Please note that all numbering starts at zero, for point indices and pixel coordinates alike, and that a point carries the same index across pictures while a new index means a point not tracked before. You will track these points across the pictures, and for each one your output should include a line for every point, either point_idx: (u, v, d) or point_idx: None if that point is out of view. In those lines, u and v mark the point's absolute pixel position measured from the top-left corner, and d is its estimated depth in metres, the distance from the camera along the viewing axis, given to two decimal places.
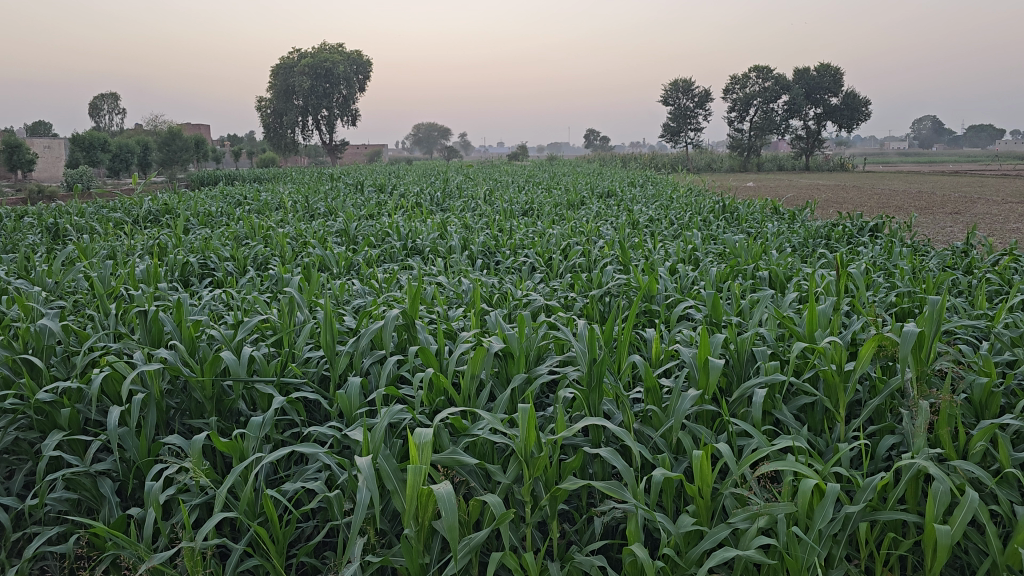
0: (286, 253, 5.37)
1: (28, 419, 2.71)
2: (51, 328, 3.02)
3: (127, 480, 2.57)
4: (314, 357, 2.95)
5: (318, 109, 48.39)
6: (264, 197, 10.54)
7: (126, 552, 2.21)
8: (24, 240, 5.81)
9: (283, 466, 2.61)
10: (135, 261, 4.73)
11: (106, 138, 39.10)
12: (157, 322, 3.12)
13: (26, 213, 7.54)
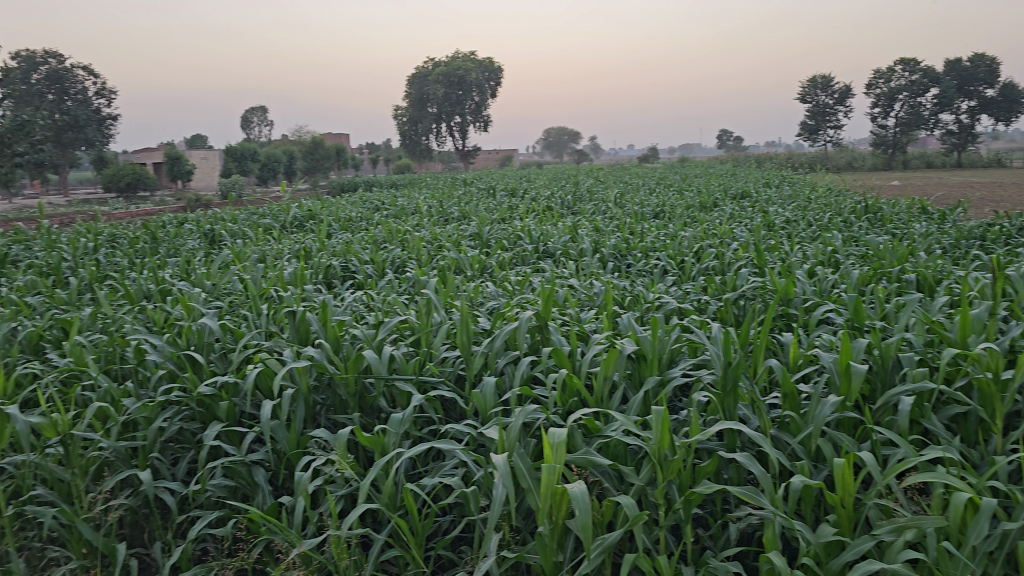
0: (422, 256, 5.54)
1: (191, 411, 2.93)
2: (211, 327, 3.27)
3: (278, 470, 2.72)
4: (449, 357, 3.05)
5: (452, 116, 49.35)
6: (400, 203, 10.87)
7: (280, 537, 2.35)
8: (184, 244, 6.25)
9: (422, 462, 2.71)
10: (284, 265, 4.99)
11: (256, 149, 41.26)
12: (304, 321, 3.31)
13: (185, 220, 8.09)
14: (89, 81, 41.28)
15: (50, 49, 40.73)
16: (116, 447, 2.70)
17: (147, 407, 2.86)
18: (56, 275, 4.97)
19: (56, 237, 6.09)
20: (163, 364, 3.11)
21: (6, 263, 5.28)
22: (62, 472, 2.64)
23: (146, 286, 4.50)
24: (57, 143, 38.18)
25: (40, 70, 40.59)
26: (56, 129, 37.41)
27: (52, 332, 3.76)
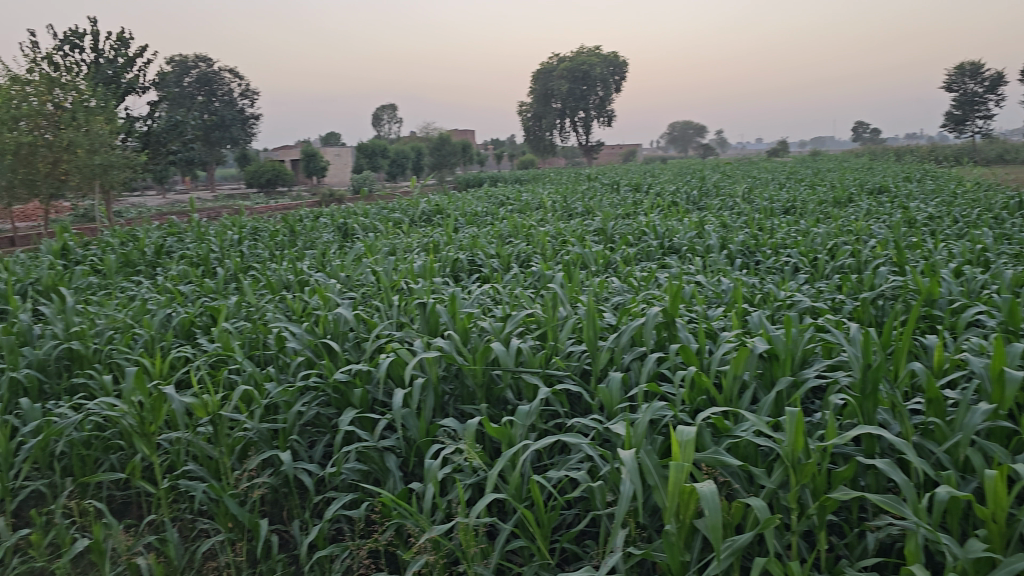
0: (547, 251, 5.57)
1: (327, 397, 3.05)
2: (346, 317, 3.41)
3: (408, 457, 2.80)
4: (575, 351, 3.06)
5: (576, 111, 49.27)
6: (525, 198, 10.96)
7: (410, 522, 2.42)
8: (320, 238, 6.53)
9: (547, 455, 2.73)
10: (414, 258, 5.13)
11: (386, 146, 42.52)
12: (434, 313, 3.40)
13: (320, 214, 8.44)
14: (234, 83, 43.69)
15: (200, 53, 43.36)
16: (259, 428, 2.85)
17: (287, 392, 3.00)
18: (206, 265, 5.29)
19: (205, 229, 6.48)
20: (301, 351, 3.26)
21: (162, 254, 5.67)
22: (211, 450, 2.81)
23: (286, 276, 4.73)
24: (205, 142, 40.62)
25: (191, 74, 43.23)
26: (204, 128, 39.79)
27: (202, 319, 4.01)
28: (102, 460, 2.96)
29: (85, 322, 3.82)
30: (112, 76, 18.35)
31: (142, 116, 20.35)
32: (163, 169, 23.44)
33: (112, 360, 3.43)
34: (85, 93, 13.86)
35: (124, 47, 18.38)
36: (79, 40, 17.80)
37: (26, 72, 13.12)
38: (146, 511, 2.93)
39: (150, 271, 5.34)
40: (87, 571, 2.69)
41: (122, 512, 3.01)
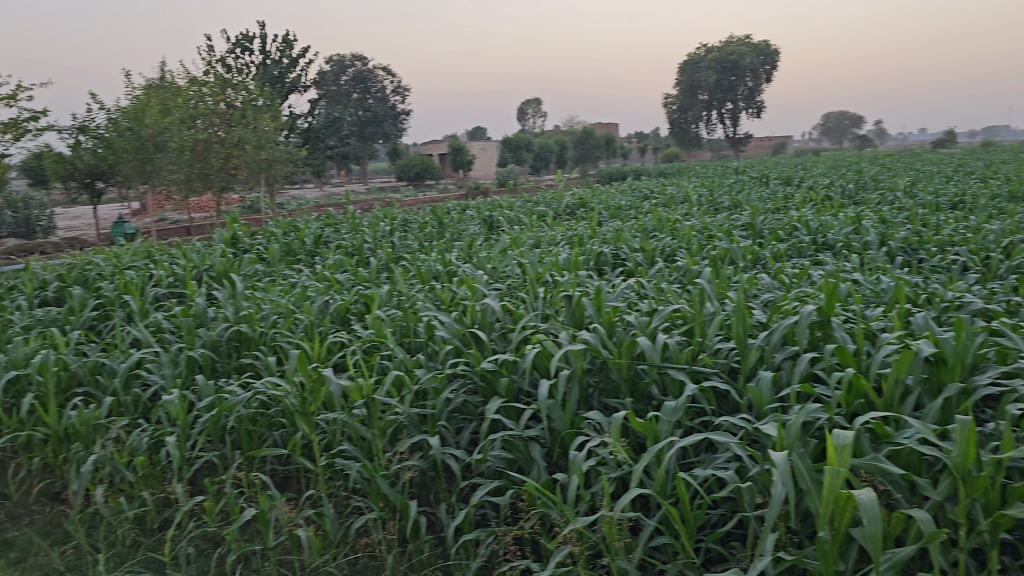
0: (693, 245, 5.46)
1: (474, 385, 3.12)
2: (493, 307, 3.47)
3: (553, 447, 2.83)
4: (724, 348, 2.99)
5: (723, 103, 47.88)
6: (669, 191, 10.77)
7: (554, 512, 2.44)
8: (467, 230, 6.69)
9: (693, 453, 2.68)
10: (559, 251, 5.16)
11: (530, 140, 42.89)
12: (579, 306, 3.41)
13: (467, 206, 8.65)
14: (386, 80, 45.37)
15: (356, 53, 45.28)
16: (410, 413, 2.95)
17: (436, 378, 3.09)
18: (360, 255, 5.54)
19: (359, 221, 6.78)
20: (450, 340, 3.35)
21: (320, 244, 5.98)
22: (365, 432, 2.94)
23: (435, 267, 4.87)
24: (358, 137, 42.41)
25: (348, 73, 45.22)
26: (359, 124, 41.53)
27: (357, 306, 4.20)
28: (266, 436, 3.16)
29: (253, 307, 4.09)
30: (278, 76, 19.47)
31: (303, 114, 21.48)
32: (320, 163, 24.68)
33: (276, 342, 3.64)
34: (254, 93, 14.79)
35: (288, 49, 19.44)
36: (249, 42, 18.98)
37: (203, 75, 14.15)
38: (305, 486, 3.11)
39: (310, 260, 5.65)
40: (252, 538, 2.89)
41: (283, 485, 3.20)
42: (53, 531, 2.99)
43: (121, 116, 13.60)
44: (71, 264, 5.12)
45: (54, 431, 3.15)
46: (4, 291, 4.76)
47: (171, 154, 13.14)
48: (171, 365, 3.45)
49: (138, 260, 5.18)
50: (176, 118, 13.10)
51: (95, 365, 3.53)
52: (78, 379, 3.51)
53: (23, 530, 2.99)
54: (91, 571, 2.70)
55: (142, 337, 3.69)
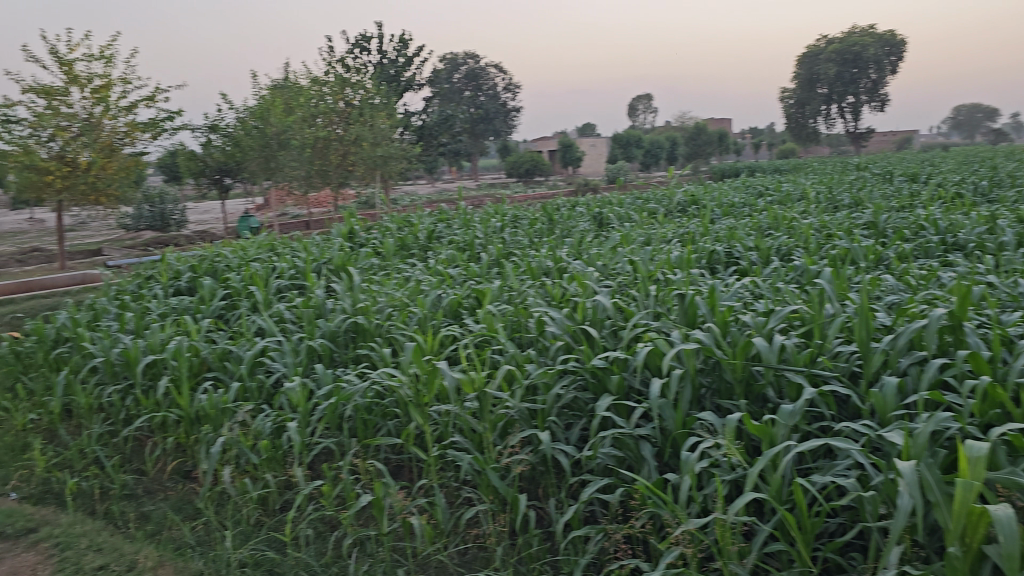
0: (811, 245, 5.27)
1: (584, 381, 3.11)
2: (604, 304, 3.46)
3: (664, 447, 2.79)
4: (844, 351, 2.88)
5: (844, 96, 45.85)
6: (786, 189, 10.43)
7: (666, 513, 2.42)
8: (577, 226, 6.67)
9: (811, 458, 2.60)
10: (670, 249, 5.08)
11: (640, 136, 42.37)
12: (693, 305, 3.36)
13: (578, 203, 8.63)
14: (498, 77, 45.79)
15: (469, 51, 45.87)
16: (520, 407, 2.97)
17: (546, 373, 3.11)
18: (471, 250, 5.63)
19: (471, 216, 6.88)
20: (560, 336, 3.36)
21: (433, 239, 6.09)
22: (477, 425, 2.99)
23: (545, 263, 4.88)
24: (470, 134, 42.98)
25: (461, 71, 45.83)
26: (470, 121, 42.08)
27: (469, 300, 4.27)
28: (381, 425, 3.25)
29: (369, 299, 4.21)
30: (394, 74, 19.96)
31: (417, 112, 21.89)
32: (433, 160, 25.14)
33: (391, 334, 3.75)
34: (371, 92, 15.22)
35: (404, 48, 19.88)
36: (367, 43, 19.51)
37: (324, 74, 14.64)
38: (417, 475, 3.19)
39: (423, 254, 5.77)
40: (367, 523, 2.99)
41: (396, 473, 3.30)
42: (185, 507, 3.18)
43: (248, 114, 14.03)
44: (203, 256, 5.40)
45: (187, 413, 3.34)
46: (142, 281, 5.08)
47: (293, 151, 13.66)
48: (292, 354, 3.60)
49: (262, 253, 5.42)
50: (298, 116, 13.64)
51: (224, 352, 3.72)
52: (207, 365, 3.71)
53: (158, 505, 3.20)
54: (220, 546, 2.86)
55: (266, 326, 3.86)
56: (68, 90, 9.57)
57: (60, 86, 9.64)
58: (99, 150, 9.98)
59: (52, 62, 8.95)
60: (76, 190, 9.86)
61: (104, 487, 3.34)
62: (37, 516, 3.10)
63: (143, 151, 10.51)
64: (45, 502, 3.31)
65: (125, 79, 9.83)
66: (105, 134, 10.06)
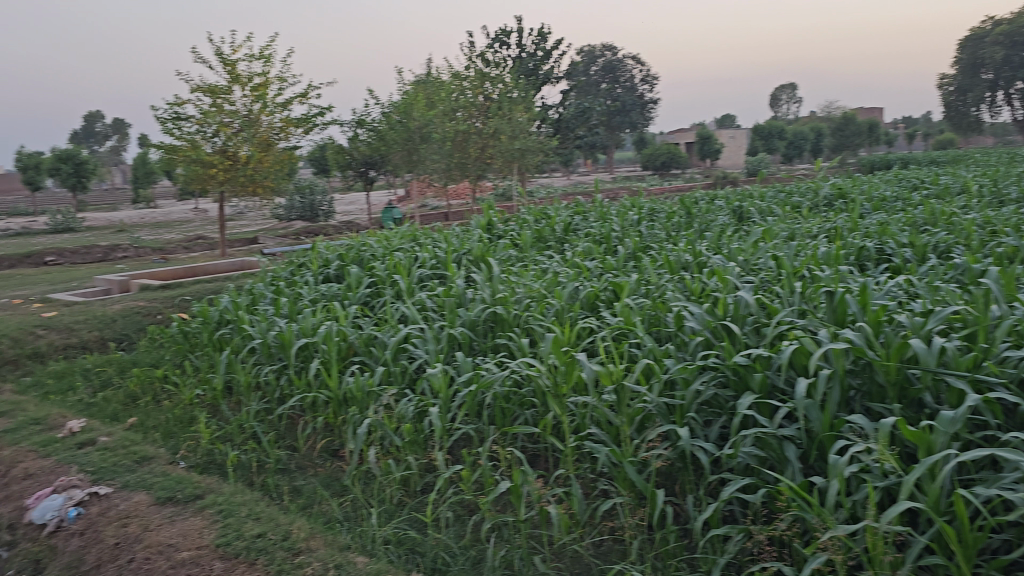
0: (974, 242, 4.94)
1: (725, 378, 3.03)
2: (748, 301, 3.37)
3: (810, 449, 2.69)
4: (1012, 357, 2.68)
5: (1012, 82, 42.48)
6: (945, 181, 9.80)
7: (812, 517, 2.34)
8: (716, 220, 6.52)
9: (972, 469, 2.44)
10: (817, 245, 4.88)
11: (783, 126, 40.81)
12: (842, 304, 3.24)
13: (716, 196, 8.45)
14: (635, 69, 45.31)
15: (607, 43, 45.58)
16: (658, 402, 2.93)
17: (685, 369, 3.05)
18: (608, 243, 5.62)
19: (607, 210, 6.85)
20: (700, 332, 3.30)
21: (570, 231, 6.11)
22: (614, 418, 2.99)
23: (684, 257, 4.81)
24: (606, 127, 42.75)
25: (598, 63, 45.57)
26: (606, 114, 41.81)
27: (606, 293, 4.27)
28: (518, 414, 3.31)
29: (507, 290, 4.28)
30: (533, 68, 20.14)
31: (554, 105, 21.99)
32: (568, 153, 25.17)
33: (529, 325, 3.80)
34: (509, 86, 15.43)
35: (543, 42, 20.01)
36: (507, 37, 19.75)
37: (465, 69, 14.95)
38: (553, 465, 3.23)
39: (559, 246, 5.81)
40: (504, 510, 3.05)
41: (532, 462, 3.36)
42: (333, 483, 3.36)
43: (393, 109, 14.53)
44: (350, 245, 5.65)
45: (335, 395, 3.52)
46: (295, 268, 5.37)
47: (434, 144, 14.01)
48: (434, 341, 3.71)
49: (405, 243, 5.60)
50: (439, 110, 14.02)
51: (370, 338, 3.88)
52: (354, 349, 3.88)
53: (309, 480, 3.39)
54: (365, 523, 3.00)
55: (410, 314, 4.00)
56: (231, 88, 10.19)
57: (223, 85, 10.28)
58: (256, 144, 10.58)
59: (217, 62, 9.56)
60: (236, 181, 10.49)
61: (260, 460, 3.56)
62: (202, 484, 3.35)
63: (296, 145, 11.06)
64: (210, 472, 3.59)
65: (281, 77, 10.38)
66: (262, 129, 10.65)
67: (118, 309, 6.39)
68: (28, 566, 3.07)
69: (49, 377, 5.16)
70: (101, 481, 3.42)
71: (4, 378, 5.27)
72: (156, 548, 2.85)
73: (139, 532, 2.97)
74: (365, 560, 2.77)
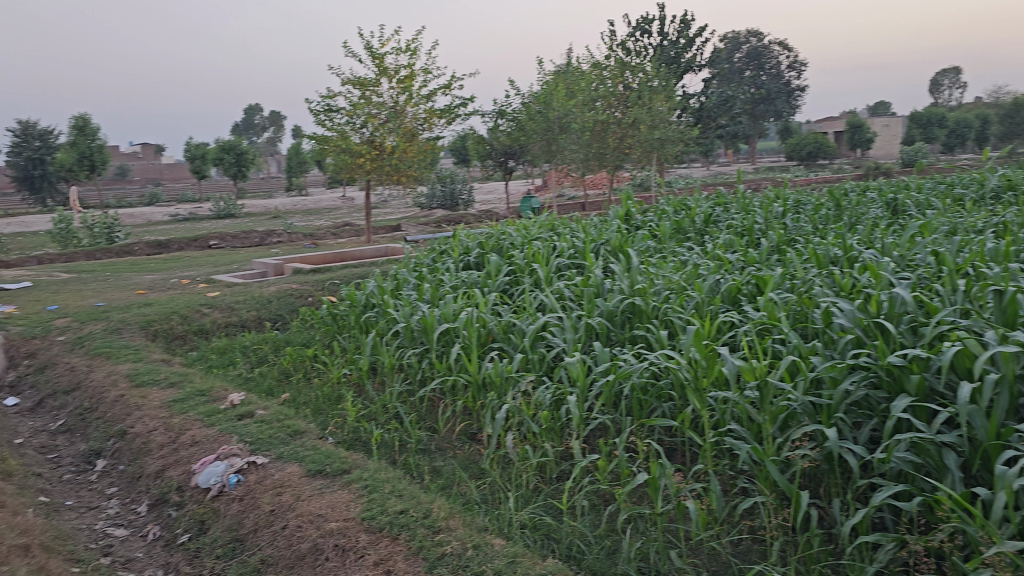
0: None
1: (877, 379, 2.87)
2: (904, 298, 3.17)
3: (972, 458, 2.52)
4: None
5: None
6: None
7: (974, 531, 2.20)
8: (868, 213, 6.21)
9: None
10: (983, 240, 4.55)
11: (944, 114, 38.20)
12: (1012, 304, 3.01)
13: (869, 187, 8.04)
14: (782, 56, 43.64)
15: (752, 29, 44.11)
16: (804, 401, 2.81)
17: (834, 367, 2.90)
18: (751, 236, 5.46)
19: (751, 201, 6.64)
20: (851, 330, 3.14)
21: (711, 223, 5.98)
22: (756, 415, 2.90)
23: (833, 251, 4.59)
24: (750, 117, 41.39)
25: (742, 50, 44.20)
26: (750, 102, 40.47)
27: (748, 287, 4.15)
28: (655, 406, 3.28)
29: (646, 281, 4.23)
30: (674, 56, 19.78)
31: (696, 94, 21.53)
32: (709, 143, 24.56)
33: (667, 318, 3.74)
34: (650, 75, 15.20)
35: (686, 29, 19.61)
36: (649, 25, 19.48)
37: (605, 59, 14.86)
38: (691, 460, 3.20)
39: (699, 238, 5.70)
40: (640, 501, 3.05)
41: (669, 455, 3.34)
42: (471, 466, 3.45)
43: (533, 100, 14.67)
44: (490, 234, 5.75)
45: (475, 379, 3.59)
46: (437, 255, 5.52)
47: (573, 134, 14.02)
48: (572, 330, 3.72)
49: (544, 232, 5.64)
50: (580, 100, 14.04)
51: (508, 325, 3.93)
52: (493, 336, 3.95)
53: (448, 462, 3.51)
54: (502, 506, 3.06)
55: (548, 303, 4.02)
56: (379, 81, 10.56)
57: (372, 77, 10.66)
58: (402, 135, 10.92)
59: (367, 55, 9.92)
60: (382, 170, 10.88)
61: (403, 440, 3.70)
62: (350, 459, 3.51)
63: (439, 136, 11.34)
64: (355, 448, 3.77)
65: (426, 69, 10.66)
66: (407, 120, 10.98)
67: (273, 291, 6.77)
68: (194, 526, 3.32)
69: (212, 353, 5.54)
70: (258, 451, 3.65)
71: (174, 351, 5.71)
72: (307, 518, 3.02)
73: (292, 501, 3.15)
74: (502, 542, 2.82)
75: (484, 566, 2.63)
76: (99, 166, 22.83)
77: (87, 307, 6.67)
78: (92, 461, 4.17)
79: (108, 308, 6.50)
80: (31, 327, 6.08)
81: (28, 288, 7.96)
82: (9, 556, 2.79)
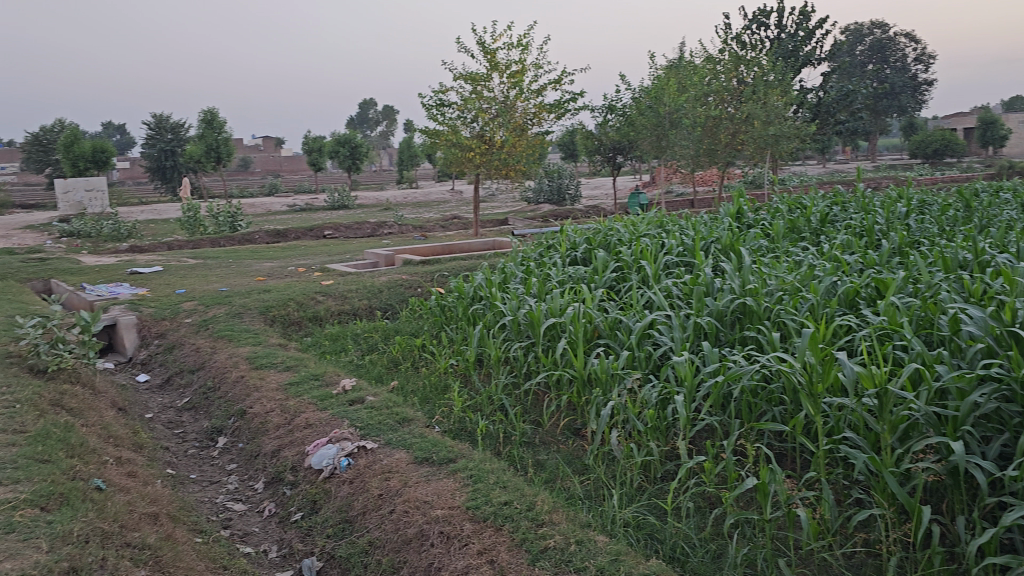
0: None
1: (1010, 391, 2.69)
2: None
3: None
4: None
5: None
6: None
7: None
8: (1001, 214, 5.84)
9: None
10: None
11: None
12: None
13: (1003, 188, 7.56)
14: (907, 48, 41.56)
15: (875, 21, 42.21)
16: (927, 412, 2.65)
17: (962, 377, 2.74)
18: (870, 236, 5.24)
19: (871, 200, 6.37)
20: (981, 338, 2.95)
21: (827, 222, 5.77)
22: (873, 423, 2.76)
23: (962, 254, 4.35)
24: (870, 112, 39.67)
25: (864, 43, 42.39)
26: (872, 97, 38.77)
27: (867, 289, 3.97)
28: (765, 409, 3.18)
29: (758, 281, 4.11)
30: (792, 50, 19.13)
31: (814, 89, 20.79)
32: (827, 138, 23.70)
33: (780, 319, 3.63)
34: (766, 70, 14.77)
35: (805, 21, 18.94)
36: (766, 18, 18.91)
37: (719, 53, 14.56)
38: (802, 467, 3.11)
39: (815, 238, 5.51)
40: (748, 506, 2.98)
41: (779, 460, 3.26)
42: (575, 461, 3.46)
43: (644, 94, 14.49)
44: (598, 229, 5.73)
45: (581, 374, 3.57)
46: (545, 250, 5.54)
47: (684, 130, 13.77)
48: (680, 329, 3.65)
49: (653, 229, 5.57)
50: (691, 95, 13.80)
51: (615, 321, 3.90)
52: (600, 332, 3.93)
53: (551, 455, 3.52)
54: (607, 503, 3.05)
55: (657, 301, 3.97)
56: (491, 76, 10.65)
57: (484, 73, 10.76)
58: (511, 129, 10.99)
59: (479, 51, 10.02)
60: (491, 164, 11.00)
61: (507, 432, 3.74)
62: (455, 448, 3.57)
63: (549, 131, 11.35)
64: (461, 438, 3.83)
65: (537, 64, 10.69)
66: (517, 115, 11.03)
67: (384, 281, 6.95)
68: (307, 505, 3.45)
69: (326, 339, 5.73)
70: (368, 437, 3.76)
71: (290, 336, 5.94)
72: (414, 503, 3.08)
73: (400, 486, 3.23)
74: (605, 539, 2.81)
75: (587, 562, 2.62)
76: (224, 158, 23.93)
77: (211, 291, 7.01)
78: (215, 438, 4.40)
79: (231, 293, 6.82)
80: (161, 309, 6.45)
81: (159, 272, 8.44)
82: (140, 523, 2.97)
